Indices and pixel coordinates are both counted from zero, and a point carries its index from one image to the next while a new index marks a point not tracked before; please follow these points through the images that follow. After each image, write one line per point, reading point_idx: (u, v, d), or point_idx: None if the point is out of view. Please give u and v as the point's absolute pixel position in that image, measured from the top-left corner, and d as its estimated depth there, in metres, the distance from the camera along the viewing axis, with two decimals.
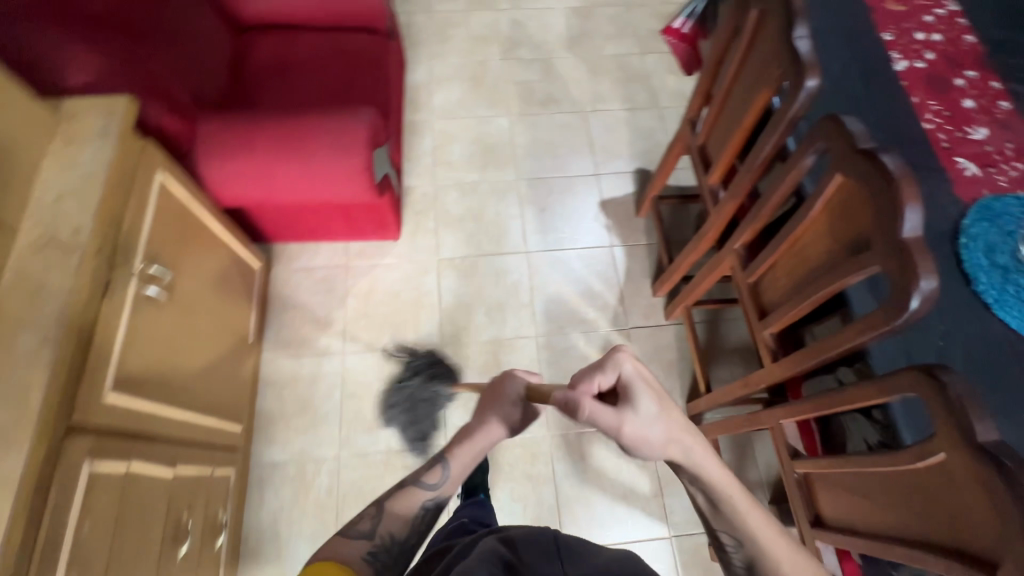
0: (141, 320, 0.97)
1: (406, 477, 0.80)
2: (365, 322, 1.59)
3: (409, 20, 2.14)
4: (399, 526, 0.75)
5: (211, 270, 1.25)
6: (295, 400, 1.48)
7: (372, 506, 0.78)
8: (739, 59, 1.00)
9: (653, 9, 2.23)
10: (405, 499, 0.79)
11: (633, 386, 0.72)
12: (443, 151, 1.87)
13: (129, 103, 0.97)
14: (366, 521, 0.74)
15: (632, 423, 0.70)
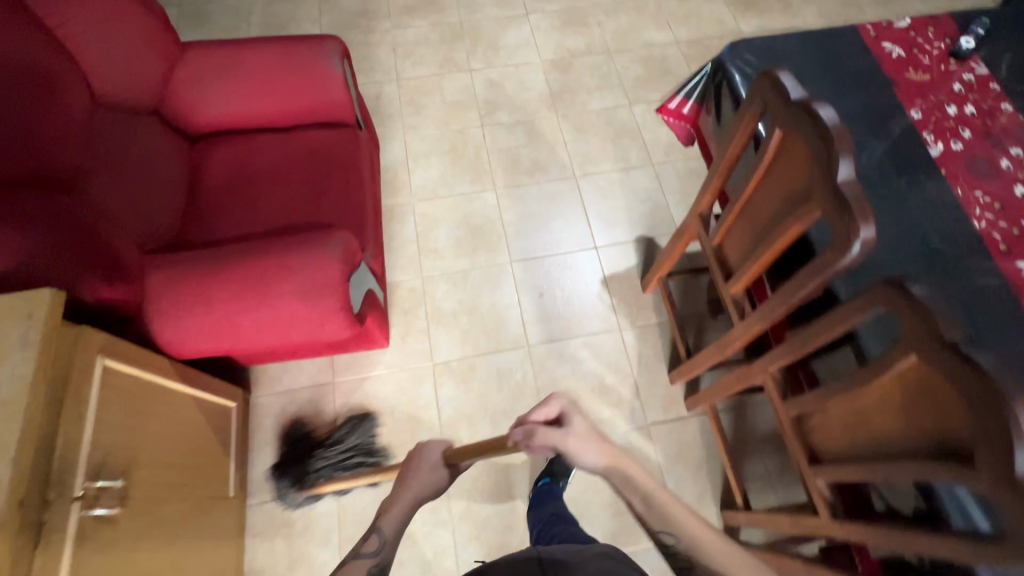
0: (89, 553, 0.82)
1: (346, 556, 0.83)
2: (359, 448, 1.43)
3: (379, 91, 2.01)
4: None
5: (180, 437, 1.10)
6: (288, 552, 1.33)
7: None
8: (758, 172, 0.86)
9: (635, 54, 2.11)
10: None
11: (570, 415, 0.95)
12: (427, 237, 1.73)
13: (55, 295, 0.81)
14: None
15: (573, 440, 0.90)
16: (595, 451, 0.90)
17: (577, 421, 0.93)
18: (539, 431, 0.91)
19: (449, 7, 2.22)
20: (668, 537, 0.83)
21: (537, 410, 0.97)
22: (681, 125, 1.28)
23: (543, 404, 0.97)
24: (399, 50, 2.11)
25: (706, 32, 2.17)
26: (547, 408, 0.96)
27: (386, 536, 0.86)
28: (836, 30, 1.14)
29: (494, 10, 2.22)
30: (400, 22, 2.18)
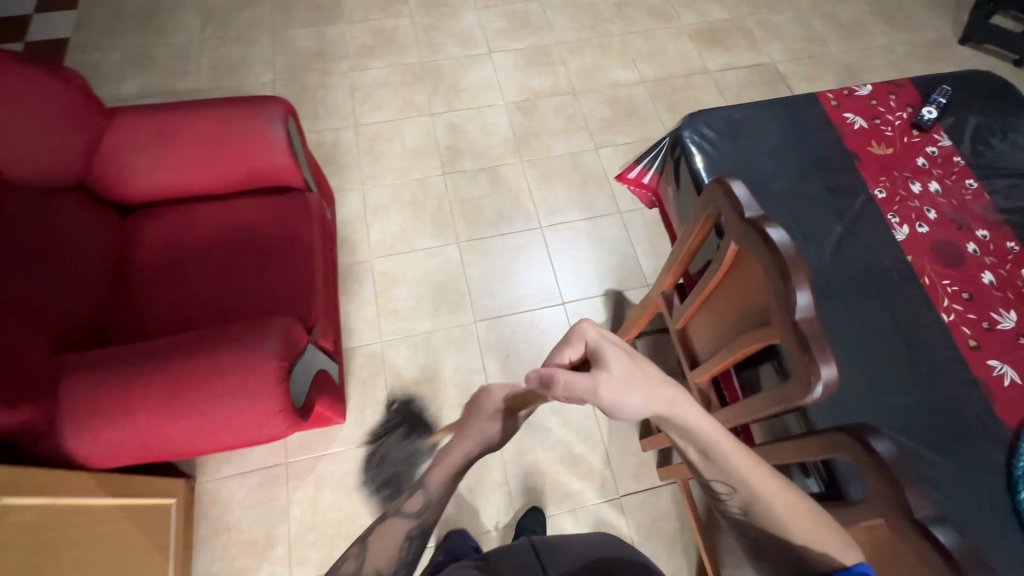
0: None
1: (391, 510, 0.84)
2: (314, 537, 1.34)
3: (335, 138, 1.93)
4: (384, 561, 0.79)
5: (99, 560, 1.00)
6: None
7: (355, 545, 0.82)
8: (715, 275, 0.81)
9: (601, 95, 2.06)
10: (389, 530, 0.82)
11: (599, 348, 0.73)
12: (387, 297, 1.65)
13: None
14: (350, 563, 0.79)
15: (608, 385, 0.67)
16: (643, 397, 0.67)
17: (613, 359, 0.70)
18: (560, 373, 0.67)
19: (409, 47, 2.15)
20: (729, 487, 0.70)
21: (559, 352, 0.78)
22: (642, 190, 1.20)
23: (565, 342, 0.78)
24: (357, 93, 2.03)
25: (672, 70, 2.14)
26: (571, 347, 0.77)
27: (430, 497, 0.82)
28: (797, 100, 1.10)
29: (456, 49, 2.16)
30: (358, 64, 2.10)
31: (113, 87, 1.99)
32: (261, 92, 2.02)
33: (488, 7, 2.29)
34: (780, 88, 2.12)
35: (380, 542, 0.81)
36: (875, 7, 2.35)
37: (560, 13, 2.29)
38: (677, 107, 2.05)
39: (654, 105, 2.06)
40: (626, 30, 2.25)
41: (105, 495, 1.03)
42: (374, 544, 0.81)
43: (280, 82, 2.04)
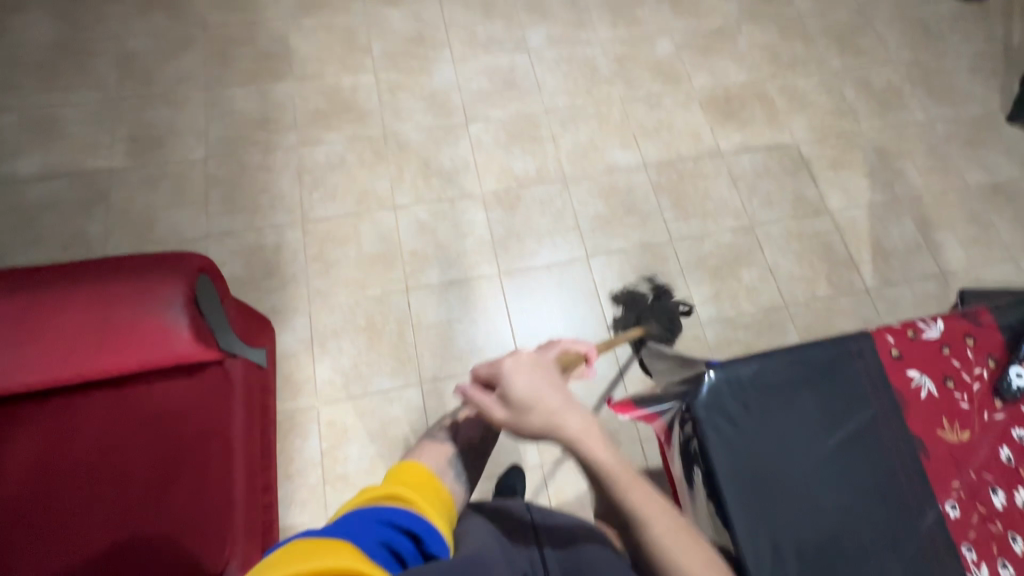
0: None
1: None
2: None
3: (279, 239, 1.62)
4: (475, 432, 0.93)
5: None
6: None
7: (451, 418, 0.97)
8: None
9: (595, 183, 1.76)
10: (479, 412, 0.97)
11: (505, 379, 0.69)
12: (335, 457, 1.40)
13: None
14: (447, 430, 0.93)
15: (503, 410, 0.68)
16: (544, 426, 0.65)
17: (514, 387, 0.68)
18: (471, 392, 0.72)
19: (370, 115, 1.81)
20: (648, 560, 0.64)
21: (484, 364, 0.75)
22: (659, 426, 0.91)
23: (485, 360, 0.74)
24: (306, 177, 1.70)
25: (680, 153, 1.83)
26: (489, 365, 0.73)
27: None
28: (851, 353, 0.84)
29: (426, 118, 1.82)
30: (309, 137, 1.76)
31: (7, 166, 1.64)
32: (190, 172, 1.68)
33: (467, 60, 1.92)
34: (803, 178, 1.82)
35: (469, 421, 0.95)
36: (917, 71, 2.03)
37: (551, 69, 1.93)
38: (683, 202, 1.76)
39: (656, 198, 1.76)
40: (628, 95, 1.91)
41: None
42: (461, 423, 0.94)
43: (213, 159, 1.70)
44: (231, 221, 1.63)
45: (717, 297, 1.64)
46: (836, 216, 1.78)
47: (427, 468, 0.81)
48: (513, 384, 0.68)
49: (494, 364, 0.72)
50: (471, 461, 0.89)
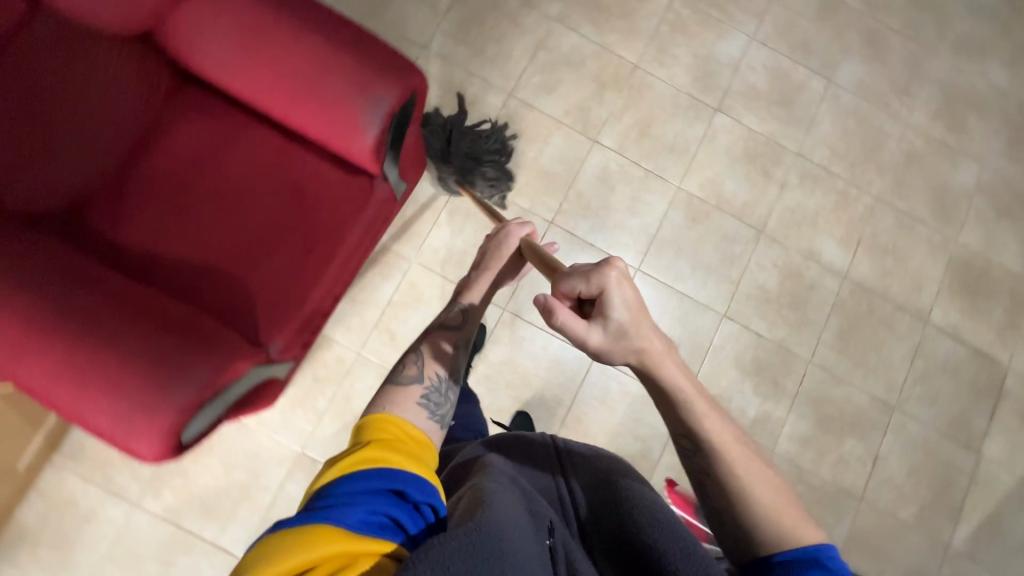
0: None
1: (431, 329, 0.94)
2: (179, 481, 1.32)
3: (479, 95, 1.54)
4: (442, 366, 0.87)
5: None
6: (57, 528, 1.27)
7: (411, 354, 0.88)
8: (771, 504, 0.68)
9: (785, 256, 1.57)
10: (438, 343, 0.91)
11: (609, 297, 0.74)
12: (397, 315, 1.43)
13: None
14: (410, 368, 0.85)
15: (600, 335, 0.74)
16: (622, 347, 0.74)
17: (615, 308, 0.74)
18: (562, 310, 0.73)
19: (637, 36, 1.62)
20: (699, 452, 0.73)
21: (573, 281, 0.78)
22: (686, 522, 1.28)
23: (586, 275, 0.76)
24: (540, 55, 1.58)
25: (889, 289, 1.58)
26: (589, 280, 0.76)
27: (469, 314, 0.96)
28: None
29: (684, 77, 1.62)
30: (570, 16, 1.60)
31: None
32: None
33: (764, 47, 1.66)
34: (983, 404, 1.56)
35: (436, 351, 0.89)
36: None
37: (836, 117, 1.65)
38: (850, 336, 1.55)
39: (829, 313, 1.55)
40: (887, 197, 1.63)
41: None
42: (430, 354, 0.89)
43: None
44: (452, 48, 1.55)
45: (806, 441, 1.49)
46: (982, 462, 1.53)
47: (397, 416, 0.74)
48: (613, 310, 0.74)
49: (596, 284, 0.75)
50: (444, 396, 0.83)
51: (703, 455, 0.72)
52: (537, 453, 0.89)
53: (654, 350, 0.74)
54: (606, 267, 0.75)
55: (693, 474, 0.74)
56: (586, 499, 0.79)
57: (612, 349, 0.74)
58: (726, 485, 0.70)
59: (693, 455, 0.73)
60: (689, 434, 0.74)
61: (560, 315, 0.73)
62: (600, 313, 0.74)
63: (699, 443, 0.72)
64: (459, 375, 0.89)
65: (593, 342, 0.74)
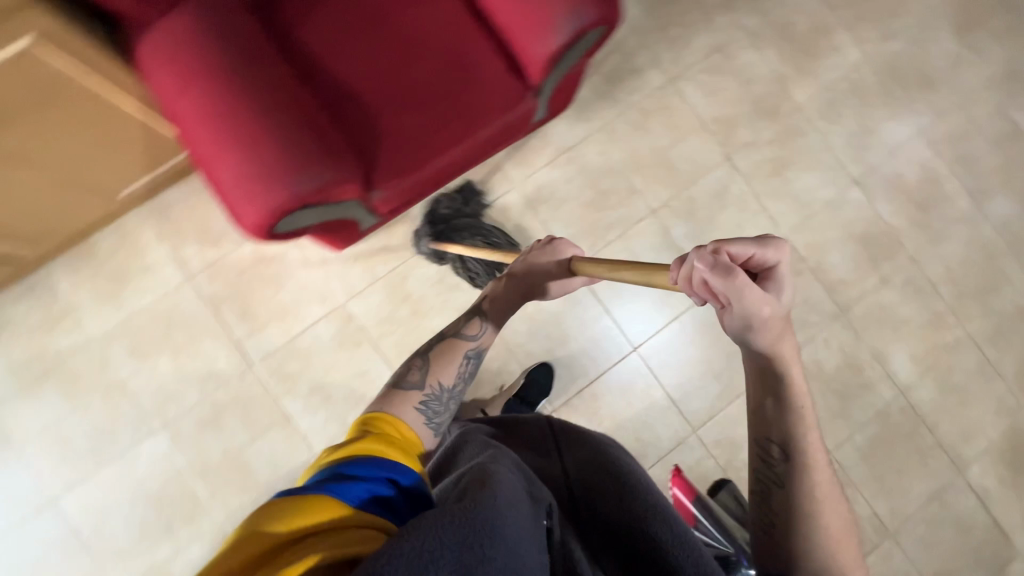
0: None
1: (443, 337, 0.94)
2: (232, 276, 1.40)
3: (644, 67, 1.55)
4: (445, 376, 0.87)
5: (99, 145, 1.10)
6: (117, 264, 1.37)
7: (418, 360, 0.89)
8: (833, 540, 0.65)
9: (854, 346, 1.54)
10: (448, 351, 0.92)
11: (782, 275, 0.61)
12: (479, 227, 1.47)
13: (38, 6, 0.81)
14: (413, 374, 0.85)
15: (771, 314, 0.60)
16: (773, 334, 0.62)
17: (784, 287, 0.61)
18: (742, 280, 0.58)
19: (813, 80, 1.59)
20: (780, 464, 0.68)
21: (745, 244, 0.60)
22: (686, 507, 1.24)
23: (758, 241, 0.60)
24: (716, 57, 1.57)
25: (940, 426, 1.53)
26: (763, 248, 0.60)
27: (488, 324, 0.96)
28: None
29: (839, 138, 1.59)
30: (760, 34, 1.59)
31: None
32: None
33: (929, 146, 1.62)
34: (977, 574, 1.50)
35: (444, 360, 0.90)
36: None
37: (967, 243, 1.60)
38: (880, 448, 1.51)
39: (870, 419, 1.52)
40: (979, 340, 1.57)
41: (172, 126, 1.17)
42: (437, 362, 0.89)
43: None
44: (641, 13, 1.56)
45: None
46: None
47: (394, 416, 0.73)
48: (782, 289, 0.61)
49: (771, 258, 0.60)
50: (443, 405, 0.82)
51: (787, 468, 0.67)
52: (534, 436, 0.86)
53: (786, 352, 0.64)
54: (780, 239, 0.60)
55: (760, 479, 0.70)
56: (580, 485, 0.75)
57: (767, 335, 0.61)
58: (796, 506, 0.66)
59: (774, 463, 0.68)
60: (782, 442, 0.68)
61: (742, 285, 0.58)
62: (769, 290, 0.60)
63: (791, 455, 0.67)
64: (463, 381, 0.91)
65: (758, 323, 0.60)
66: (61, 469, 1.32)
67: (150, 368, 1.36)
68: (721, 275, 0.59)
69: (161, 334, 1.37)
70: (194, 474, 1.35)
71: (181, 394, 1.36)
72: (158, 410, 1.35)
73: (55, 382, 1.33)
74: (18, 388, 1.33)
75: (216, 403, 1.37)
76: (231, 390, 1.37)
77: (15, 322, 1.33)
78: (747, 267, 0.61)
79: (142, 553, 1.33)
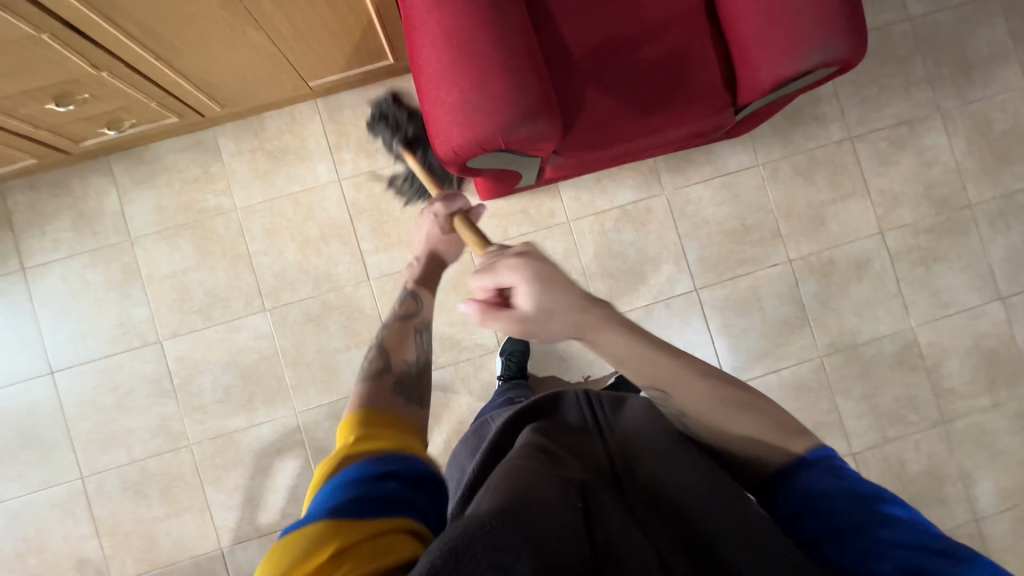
0: (188, 10, 0.94)
1: (388, 321, 0.88)
2: (376, 192, 1.43)
3: (827, 117, 1.51)
4: (409, 354, 0.83)
5: (323, 36, 1.14)
6: (279, 147, 1.42)
7: (373, 350, 0.82)
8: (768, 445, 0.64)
9: (945, 458, 1.49)
10: (398, 331, 0.86)
11: (534, 291, 0.61)
12: (617, 220, 1.47)
13: None
14: (376, 364, 0.79)
15: (541, 328, 0.62)
16: (563, 336, 0.63)
17: (547, 300, 0.61)
18: (490, 314, 0.62)
19: (993, 183, 1.53)
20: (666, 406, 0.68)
21: (487, 277, 0.63)
22: None
23: (494, 268, 0.63)
24: (901, 129, 1.52)
25: (1006, 566, 1.46)
26: (506, 275, 0.62)
27: (422, 300, 0.91)
28: None
29: (1000, 248, 1.52)
30: (955, 121, 1.53)
31: None
32: (890, 7, 1.53)
33: None
34: None
35: (401, 340, 0.84)
36: None
37: None
38: None
39: None
40: None
41: (386, 37, 1.20)
42: (394, 345, 0.83)
43: (908, 26, 1.53)
44: None
45: None
46: None
47: (371, 410, 0.68)
48: (544, 300, 0.62)
49: (512, 279, 0.62)
50: (415, 379, 0.79)
51: (672, 403, 0.67)
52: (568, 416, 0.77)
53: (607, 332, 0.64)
54: (515, 255, 0.63)
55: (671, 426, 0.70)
56: (621, 445, 0.68)
57: (560, 338, 0.63)
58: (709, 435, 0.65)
59: (667, 406, 0.68)
60: (656, 389, 0.68)
61: (499, 320, 0.62)
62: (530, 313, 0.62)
63: (664, 393, 0.67)
64: (427, 352, 0.86)
65: (541, 338, 0.63)
66: (172, 315, 1.39)
67: (278, 250, 1.41)
68: (489, 314, 0.62)
69: (295, 224, 1.42)
70: (286, 360, 1.40)
71: (297, 284, 1.41)
72: (272, 291, 1.41)
73: (192, 236, 1.40)
74: (159, 230, 1.40)
75: (325, 303, 1.41)
76: (342, 295, 1.42)
77: (175, 170, 1.41)
78: (501, 289, 0.63)
79: (218, 415, 1.39)
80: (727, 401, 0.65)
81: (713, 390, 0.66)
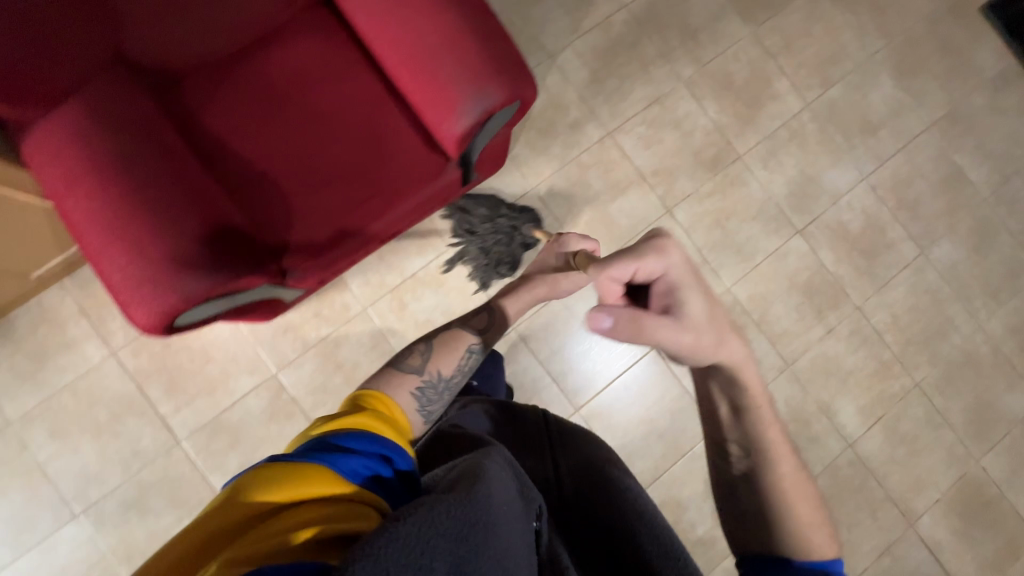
0: None
1: (450, 327, 0.90)
2: (157, 351, 1.35)
3: (581, 122, 1.53)
4: (445, 365, 0.82)
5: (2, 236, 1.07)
6: (37, 343, 1.32)
7: (421, 345, 0.84)
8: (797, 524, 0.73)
9: (801, 399, 1.51)
10: (453, 341, 0.87)
11: (676, 281, 0.70)
12: (414, 291, 1.43)
13: None
14: (414, 358, 0.81)
15: (686, 333, 0.68)
16: (703, 344, 0.70)
17: (691, 295, 0.70)
18: (643, 315, 0.66)
19: (753, 130, 1.58)
20: (743, 455, 0.76)
21: (626, 267, 0.70)
22: None
23: (637, 257, 0.70)
24: (654, 110, 1.56)
25: (889, 479, 1.50)
26: (646, 267, 0.70)
27: (493, 324, 0.92)
28: None
29: (782, 187, 1.57)
30: (699, 85, 1.58)
31: None
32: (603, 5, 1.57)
33: (873, 192, 1.60)
34: None
35: (446, 348, 0.85)
36: None
37: (912, 289, 1.58)
38: (833, 503, 1.48)
39: (819, 473, 1.49)
40: (928, 390, 1.55)
41: None
42: (440, 351, 0.84)
43: (627, 14, 1.57)
44: (578, 67, 1.54)
45: None
46: None
47: (389, 400, 0.71)
48: (688, 298, 0.70)
49: (653, 267, 0.70)
50: (438, 396, 0.78)
51: (751, 462, 0.76)
52: (528, 431, 0.89)
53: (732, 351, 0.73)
54: (658, 244, 0.71)
55: (727, 477, 0.78)
56: (573, 484, 0.80)
57: (696, 344, 0.69)
58: (763, 497, 0.74)
59: (739, 459, 0.77)
60: (741, 445, 0.76)
61: (643, 321, 0.66)
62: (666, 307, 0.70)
63: (748, 451, 0.76)
64: (463, 374, 0.86)
65: (683, 340, 0.68)
66: None
67: (71, 448, 1.31)
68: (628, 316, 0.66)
69: (83, 414, 1.32)
70: (117, 559, 1.29)
71: (103, 475, 1.31)
72: (79, 493, 1.30)
73: None
74: None
75: (140, 484, 1.31)
76: (156, 468, 1.32)
77: None
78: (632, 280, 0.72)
79: None
80: (794, 483, 0.74)
81: (795, 469, 0.75)
